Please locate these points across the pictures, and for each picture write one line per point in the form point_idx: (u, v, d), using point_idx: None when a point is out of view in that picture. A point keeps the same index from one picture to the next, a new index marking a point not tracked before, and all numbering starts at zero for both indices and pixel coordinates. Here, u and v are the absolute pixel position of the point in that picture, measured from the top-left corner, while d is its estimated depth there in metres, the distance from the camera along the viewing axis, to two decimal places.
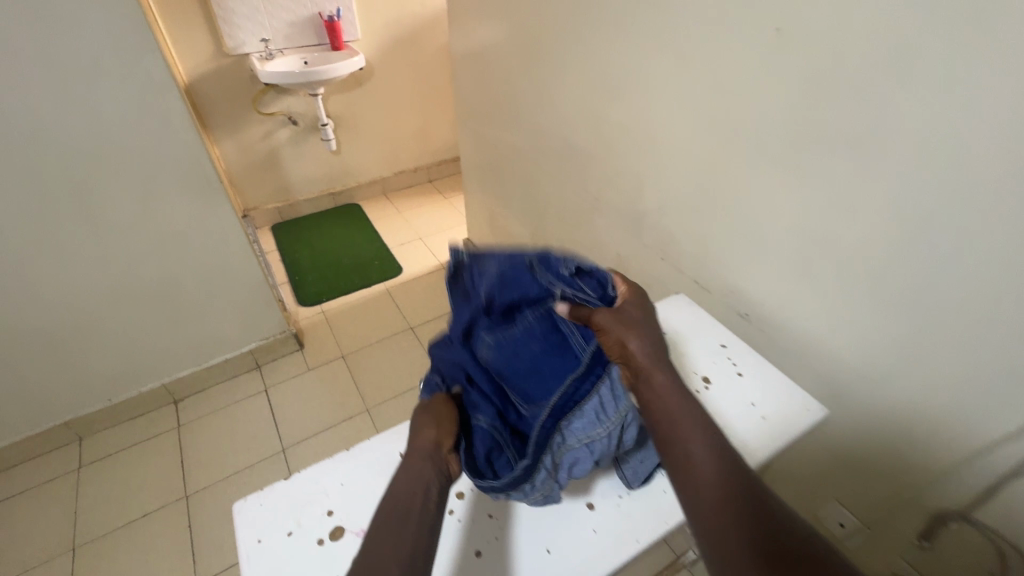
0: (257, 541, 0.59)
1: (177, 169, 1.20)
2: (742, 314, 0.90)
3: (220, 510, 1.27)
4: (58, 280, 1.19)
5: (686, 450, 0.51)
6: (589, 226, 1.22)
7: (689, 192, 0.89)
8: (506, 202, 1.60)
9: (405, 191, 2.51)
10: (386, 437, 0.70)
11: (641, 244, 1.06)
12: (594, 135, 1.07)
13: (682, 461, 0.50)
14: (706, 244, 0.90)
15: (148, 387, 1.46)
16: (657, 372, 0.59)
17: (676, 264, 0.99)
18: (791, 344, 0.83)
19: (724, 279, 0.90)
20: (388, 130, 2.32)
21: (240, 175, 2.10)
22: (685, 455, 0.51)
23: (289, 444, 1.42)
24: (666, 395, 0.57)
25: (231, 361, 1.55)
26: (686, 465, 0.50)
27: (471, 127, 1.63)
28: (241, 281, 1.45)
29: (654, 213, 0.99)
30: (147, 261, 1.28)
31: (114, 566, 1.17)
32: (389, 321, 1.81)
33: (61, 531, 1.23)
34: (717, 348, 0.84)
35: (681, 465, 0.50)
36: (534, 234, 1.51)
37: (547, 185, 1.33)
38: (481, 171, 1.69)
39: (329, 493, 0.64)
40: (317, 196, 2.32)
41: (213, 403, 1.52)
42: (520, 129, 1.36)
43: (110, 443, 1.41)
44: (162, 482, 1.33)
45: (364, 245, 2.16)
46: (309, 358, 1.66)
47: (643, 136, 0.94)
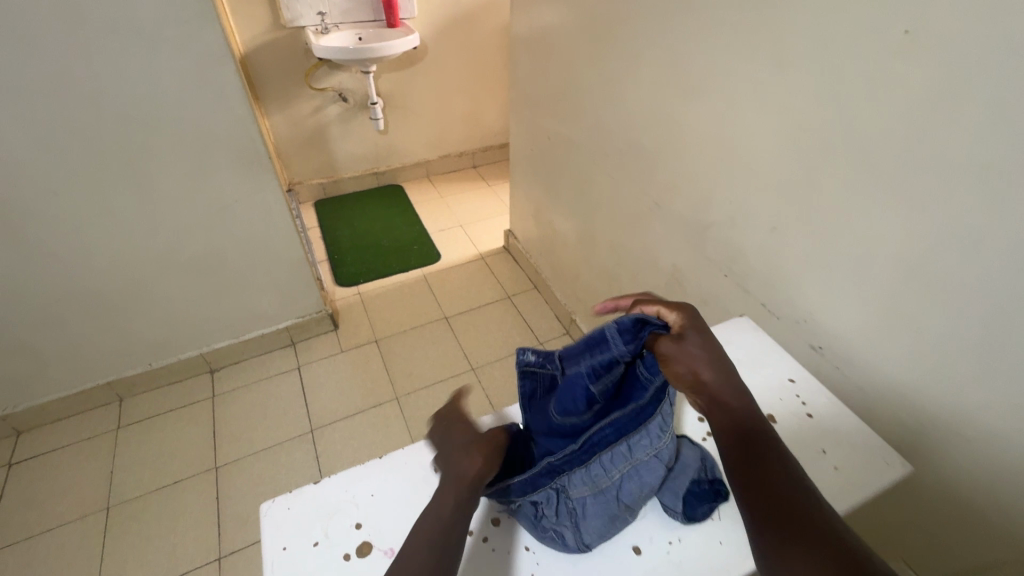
0: (282, 548, 0.56)
1: (227, 143, 1.18)
2: (811, 345, 0.81)
3: (247, 486, 1.28)
4: (107, 245, 1.20)
5: (762, 482, 0.48)
6: (645, 230, 1.15)
7: (767, 207, 0.80)
8: (555, 196, 1.53)
9: (449, 175, 2.47)
10: (421, 448, 0.66)
11: (703, 257, 0.98)
12: (660, 135, 0.99)
13: (757, 492, 0.47)
14: (780, 265, 0.82)
15: (187, 355, 1.47)
16: (729, 398, 0.56)
17: (741, 283, 0.91)
18: (868, 386, 0.75)
19: (796, 305, 0.81)
20: (437, 112, 2.27)
21: (288, 149, 2.10)
22: (760, 488, 0.48)
23: (318, 425, 1.42)
24: (739, 421, 0.54)
25: (267, 335, 1.56)
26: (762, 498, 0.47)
27: (525, 115, 1.56)
28: (283, 258, 1.44)
29: (722, 225, 0.91)
30: (193, 233, 1.28)
31: (143, 529, 1.19)
32: (424, 308, 1.78)
33: (97, 489, 1.26)
34: (784, 384, 0.76)
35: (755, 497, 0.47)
36: (582, 233, 1.44)
37: (602, 183, 1.26)
38: (531, 163, 1.63)
39: (359, 503, 0.60)
40: (361, 174, 2.30)
41: (247, 376, 1.53)
42: (578, 121, 1.29)
43: (148, 406, 1.44)
44: (194, 450, 1.35)
45: (404, 228, 2.13)
46: (343, 340, 1.65)
47: (720, 140, 0.85)
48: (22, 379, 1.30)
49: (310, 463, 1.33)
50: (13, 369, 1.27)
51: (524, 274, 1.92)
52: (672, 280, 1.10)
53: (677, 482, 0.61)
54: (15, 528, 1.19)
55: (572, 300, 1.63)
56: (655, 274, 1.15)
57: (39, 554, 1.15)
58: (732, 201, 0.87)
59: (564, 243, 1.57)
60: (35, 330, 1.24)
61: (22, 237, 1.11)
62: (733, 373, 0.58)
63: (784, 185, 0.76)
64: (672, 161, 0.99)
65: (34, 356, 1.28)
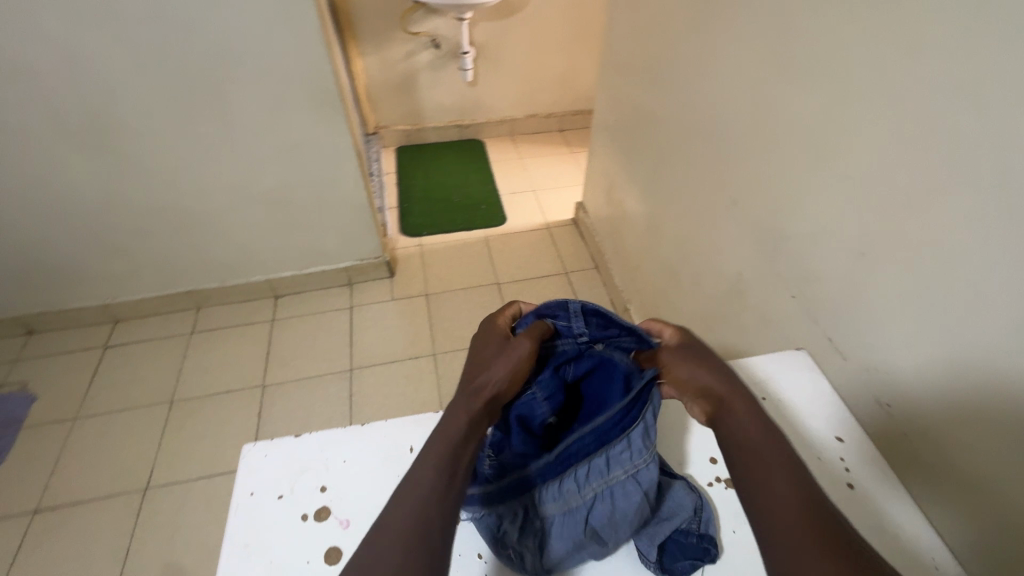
0: (250, 494, 0.58)
1: (303, 82, 1.20)
2: (876, 400, 0.67)
3: (286, 409, 1.37)
4: (191, 168, 1.29)
5: (780, 497, 0.44)
6: (714, 229, 1.01)
7: (859, 227, 0.66)
8: (630, 175, 1.41)
9: (533, 137, 2.38)
10: (402, 422, 0.65)
11: (772, 271, 0.84)
12: (752, 123, 0.85)
13: (766, 505, 0.44)
14: (860, 298, 0.67)
15: (255, 278, 1.58)
16: (737, 401, 0.53)
17: (809, 310, 0.77)
18: (939, 466, 0.60)
19: (870, 351, 0.67)
20: (530, 68, 2.16)
21: (377, 92, 2.12)
22: (776, 503, 0.44)
23: (357, 366, 1.47)
24: (747, 424, 0.50)
25: (327, 272, 1.63)
26: (770, 510, 0.44)
27: (613, 82, 1.43)
28: (347, 201, 1.47)
29: (801, 240, 0.77)
30: (267, 166, 1.34)
31: (195, 428, 1.33)
32: (479, 270, 1.76)
33: (165, 384, 1.42)
34: (830, 443, 0.66)
35: (761, 509, 0.44)
36: (650, 219, 1.32)
37: (679, 169, 1.13)
38: (612, 134, 1.50)
39: (329, 465, 0.60)
40: (445, 125, 2.29)
41: (304, 307, 1.62)
42: (665, 95, 1.15)
43: (218, 318, 1.58)
44: (248, 367, 1.46)
45: (476, 186, 2.10)
46: (396, 288, 1.69)
47: (819, 138, 0.70)
48: (119, 276, 1.47)
49: (343, 400, 1.40)
50: (113, 266, 1.45)
51: (587, 251, 1.83)
52: (734, 290, 0.97)
53: (659, 527, 0.55)
54: (100, 403, 1.38)
55: (629, 288, 1.53)
56: (717, 280, 1.03)
57: (113, 429, 1.32)
58: (818, 212, 0.73)
59: (631, 227, 1.46)
60: (132, 235, 1.39)
61: (122, 150, 1.22)
62: (736, 379, 0.55)
63: (884, 204, 0.61)
64: (759, 155, 0.84)
65: (130, 258, 1.44)
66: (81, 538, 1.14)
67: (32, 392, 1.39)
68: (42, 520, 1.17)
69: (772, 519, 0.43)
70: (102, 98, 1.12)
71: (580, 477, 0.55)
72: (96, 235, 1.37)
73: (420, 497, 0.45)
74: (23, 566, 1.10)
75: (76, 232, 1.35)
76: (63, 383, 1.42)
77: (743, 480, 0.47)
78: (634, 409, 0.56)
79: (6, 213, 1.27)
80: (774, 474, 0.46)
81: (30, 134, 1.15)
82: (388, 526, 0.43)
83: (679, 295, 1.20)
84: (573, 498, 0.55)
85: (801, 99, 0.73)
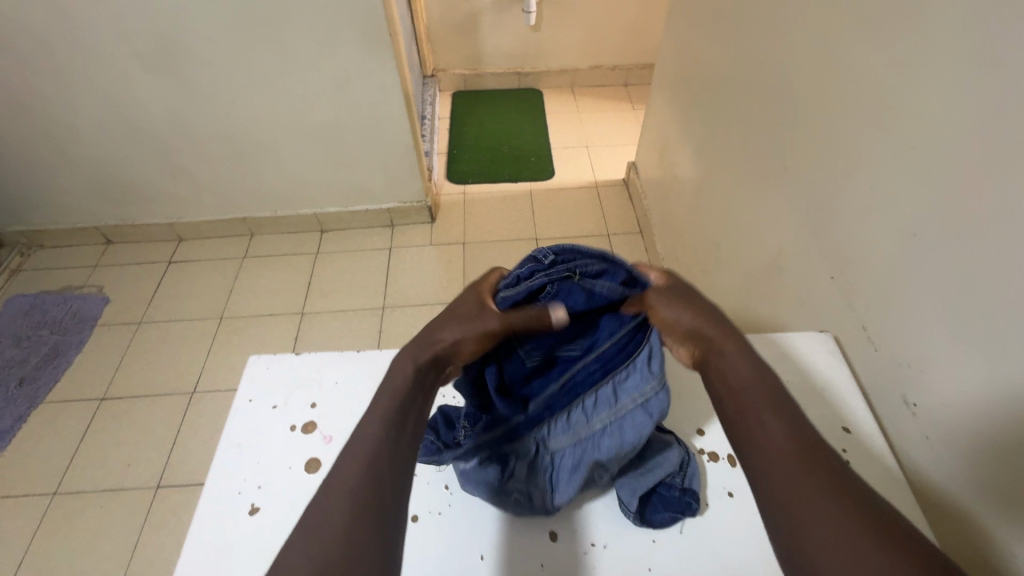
0: (248, 400, 0.62)
1: (353, 14, 1.18)
2: (902, 398, 0.61)
3: (320, 337, 1.45)
4: (248, 98, 1.34)
5: (770, 445, 0.43)
6: (761, 197, 0.93)
7: (914, 204, 0.58)
8: (685, 134, 1.31)
9: (595, 90, 2.26)
10: (395, 354, 0.66)
11: (813, 247, 0.77)
12: (818, 78, 0.75)
13: (757, 449, 0.44)
14: (902, 284, 0.60)
15: (303, 212, 1.65)
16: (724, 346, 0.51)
17: (846, 292, 0.70)
18: (958, 476, 0.55)
19: (903, 343, 0.60)
20: (599, 15, 2.03)
21: (438, 33, 2.08)
22: (766, 453, 0.43)
23: (389, 305, 1.52)
24: (733, 368, 0.50)
25: (371, 212, 1.67)
26: (764, 452, 0.43)
27: (679, 30, 1.31)
28: (393, 142, 1.48)
29: (849, 214, 0.69)
30: (317, 100, 1.36)
31: (240, 344, 1.44)
32: (519, 224, 1.74)
33: (217, 301, 1.54)
34: (835, 434, 0.65)
35: (755, 452, 0.44)
36: (698, 183, 1.23)
37: (735, 129, 1.03)
38: (671, 90, 1.39)
39: (322, 385, 0.64)
40: (504, 72, 2.22)
41: (347, 244, 1.68)
42: (730, 46, 1.04)
43: (269, 246, 1.67)
44: (290, 294, 1.55)
45: (528, 137, 2.05)
46: (435, 234, 1.71)
47: (888, 99, 0.61)
48: (183, 198, 1.58)
49: (373, 336, 1.45)
50: (178, 188, 1.55)
51: (634, 215, 1.75)
52: (773, 265, 0.90)
53: (641, 482, 0.57)
54: (161, 312, 1.52)
55: (670, 256, 1.46)
56: (757, 254, 0.95)
57: (170, 336, 1.46)
58: (874, 184, 0.64)
59: (680, 192, 1.37)
60: (194, 160, 1.48)
61: (185, 76, 1.28)
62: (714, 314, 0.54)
63: (949, 179, 0.53)
64: (819, 116, 0.75)
65: (193, 181, 1.54)
66: (137, 427, 1.29)
67: (107, 296, 1.56)
68: (107, 407, 1.33)
69: (764, 464, 0.43)
70: (166, 22, 1.17)
71: (578, 415, 0.57)
72: (163, 156, 1.47)
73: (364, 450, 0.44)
74: (90, 443, 1.26)
75: (147, 153, 1.45)
76: (132, 290, 1.57)
77: (734, 426, 0.47)
78: (631, 342, 0.57)
79: (88, 129, 1.38)
80: (765, 415, 0.45)
81: (105, 54, 1.22)
82: (338, 481, 0.42)
83: (717, 266, 1.13)
84: (573, 431, 0.57)
85: (872, 53, 0.64)
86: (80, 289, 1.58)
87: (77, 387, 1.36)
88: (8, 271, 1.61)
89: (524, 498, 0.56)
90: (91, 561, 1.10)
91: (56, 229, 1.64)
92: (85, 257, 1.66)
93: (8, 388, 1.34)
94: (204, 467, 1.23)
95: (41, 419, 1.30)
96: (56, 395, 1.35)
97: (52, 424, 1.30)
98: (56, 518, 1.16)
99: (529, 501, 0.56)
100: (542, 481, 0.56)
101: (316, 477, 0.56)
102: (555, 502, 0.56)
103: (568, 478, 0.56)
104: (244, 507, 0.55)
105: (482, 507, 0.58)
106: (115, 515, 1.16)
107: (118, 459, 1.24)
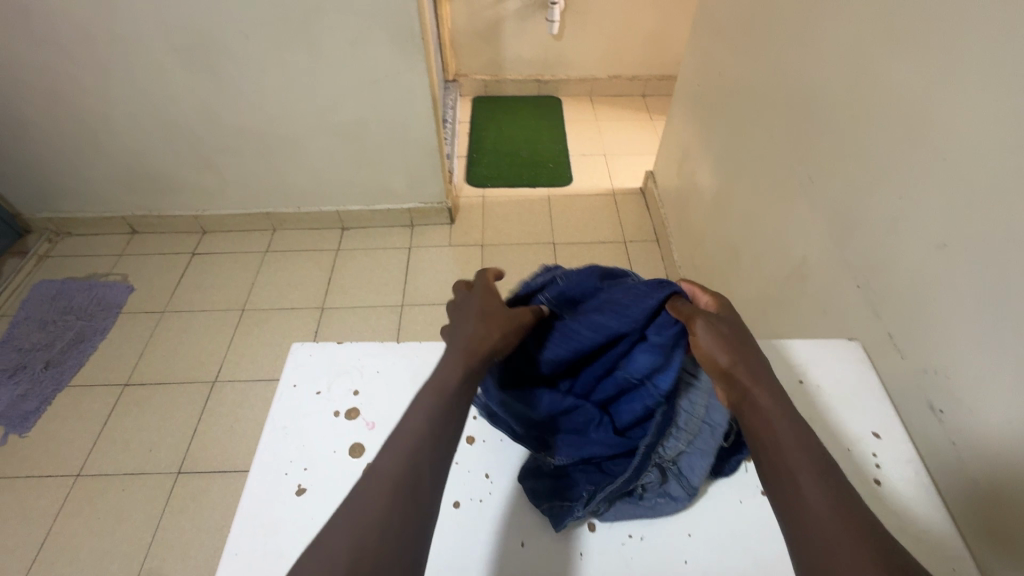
0: (292, 384, 0.65)
1: (386, 17, 1.22)
2: (929, 404, 0.62)
3: (340, 332, 1.47)
4: (281, 95, 1.37)
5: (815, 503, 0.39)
6: (785, 208, 0.95)
7: (944, 215, 0.59)
8: (707, 145, 1.33)
9: (613, 99, 2.30)
10: (434, 346, 0.69)
11: (840, 257, 0.79)
12: (847, 92, 0.77)
13: (799, 508, 0.40)
14: (931, 294, 0.61)
15: (326, 209, 1.69)
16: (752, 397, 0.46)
17: (872, 302, 0.72)
18: (985, 478, 0.55)
19: (930, 350, 0.62)
20: (620, 26, 2.07)
21: (461, 39, 2.12)
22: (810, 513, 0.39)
23: (408, 303, 1.54)
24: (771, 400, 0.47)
25: (392, 211, 1.70)
26: (799, 515, 0.39)
27: (703, 43, 1.34)
28: (418, 143, 1.51)
29: (879, 224, 0.70)
30: (345, 99, 1.39)
31: (261, 335, 1.47)
32: (537, 228, 1.76)
33: (239, 294, 1.56)
34: (865, 438, 0.65)
35: (790, 517, 0.40)
36: (720, 192, 1.26)
37: (758, 140, 1.06)
38: (694, 101, 1.42)
39: (363, 373, 0.66)
40: (524, 79, 2.26)
41: (367, 241, 1.71)
42: (756, 60, 1.06)
43: (291, 241, 1.70)
44: (311, 289, 1.58)
45: (547, 143, 2.08)
46: (454, 235, 1.73)
47: (920, 113, 0.63)
48: (210, 190, 1.62)
49: (392, 332, 1.48)
50: (206, 180, 1.59)
51: (651, 223, 1.78)
52: (796, 275, 0.91)
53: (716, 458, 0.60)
54: (184, 302, 1.54)
55: (688, 264, 1.48)
56: (779, 264, 0.97)
57: (193, 326, 1.49)
58: (904, 196, 0.66)
59: (699, 201, 1.40)
60: (222, 153, 1.51)
61: (219, 71, 1.31)
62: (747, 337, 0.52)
63: (984, 191, 0.54)
64: (848, 130, 0.77)
65: (220, 175, 1.57)
66: (159, 413, 1.31)
67: (131, 284, 1.59)
68: (130, 392, 1.35)
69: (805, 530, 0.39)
70: (204, 18, 1.20)
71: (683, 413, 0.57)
72: (192, 149, 1.50)
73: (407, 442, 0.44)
74: (113, 427, 1.29)
75: (176, 145, 1.48)
76: (156, 279, 1.60)
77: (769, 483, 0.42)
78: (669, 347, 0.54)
79: (121, 120, 1.42)
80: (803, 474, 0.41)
81: (144, 48, 1.25)
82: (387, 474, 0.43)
83: (737, 275, 1.15)
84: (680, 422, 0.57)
85: (906, 71, 0.66)
86: (105, 277, 1.61)
87: (101, 372, 1.39)
88: (35, 256, 1.64)
89: (657, 498, 0.58)
90: (112, 543, 1.12)
91: (84, 217, 1.67)
92: (111, 245, 1.69)
93: (33, 370, 1.37)
94: (224, 455, 1.24)
95: (66, 402, 1.33)
96: (80, 379, 1.37)
97: (75, 406, 1.32)
98: (77, 499, 1.18)
99: (668, 495, 0.59)
100: (670, 476, 0.58)
101: (362, 461, 0.59)
102: (687, 492, 0.58)
103: (694, 467, 0.58)
104: (292, 487, 0.57)
105: (520, 496, 0.60)
106: (136, 499, 1.18)
107: (140, 444, 1.26)
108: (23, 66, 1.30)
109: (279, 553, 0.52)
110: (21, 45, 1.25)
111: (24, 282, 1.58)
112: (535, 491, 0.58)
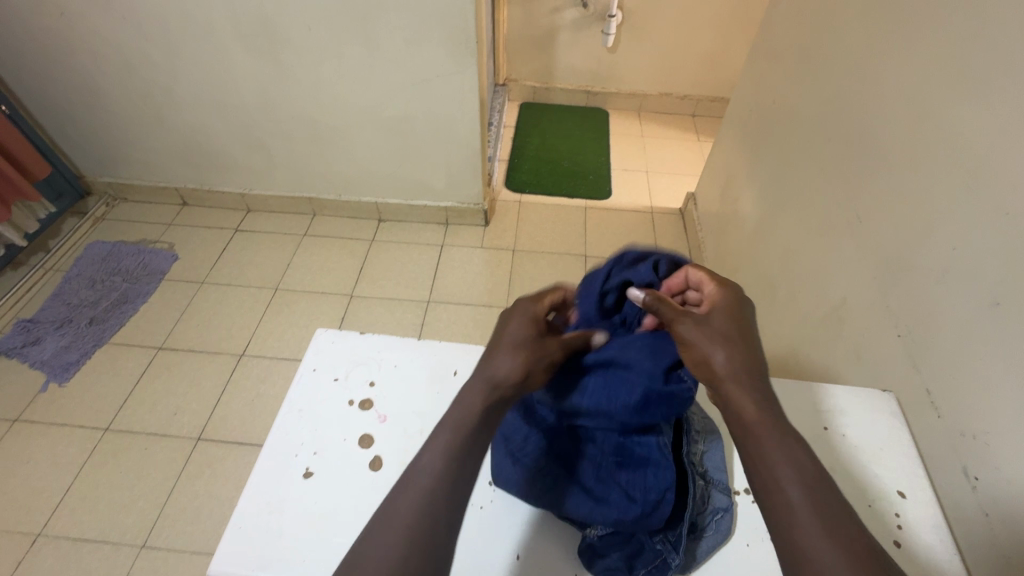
0: (312, 369, 0.67)
1: (443, 17, 1.23)
2: (963, 469, 0.59)
3: (367, 320, 1.50)
4: (335, 87, 1.41)
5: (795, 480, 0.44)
6: (828, 246, 0.92)
7: (1005, 272, 0.55)
8: (752, 172, 1.31)
9: (661, 117, 2.28)
10: (454, 347, 0.70)
11: (881, 305, 0.75)
12: (904, 135, 0.74)
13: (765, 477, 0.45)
14: (979, 355, 0.57)
15: (367, 201, 1.73)
16: (739, 386, 0.49)
17: (912, 354, 0.68)
18: (1017, 559, 0.52)
19: (970, 413, 0.58)
20: (677, 44, 2.05)
21: (514, 44, 2.13)
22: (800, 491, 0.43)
23: (433, 300, 1.56)
24: (741, 402, 0.48)
25: (430, 208, 1.73)
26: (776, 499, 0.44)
27: (761, 67, 1.31)
28: (462, 143, 1.53)
29: (924, 276, 0.67)
30: (395, 95, 1.42)
31: (289, 315, 1.51)
32: (570, 237, 1.75)
33: (274, 273, 1.62)
34: (889, 496, 0.62)
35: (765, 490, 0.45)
36: (762, 220, 1.22)
37: (807, 172, 1.02)
38: (744, 125, 1.38)
39: (381, 366, 0.68)
40: (573, 89, 2.26)
41: (401, 235, 1.74)
42: (811, 91, 1.04)
43: (329, 228, 1.75)
44: (342, 276, 1.61)
45: (589, 155, 2.07)
46: (486, 238, 1.74)
47: (985, 162, 0.60)
48: (259, 170, 1.68)
49: (414, 326, 1.49)
50: (257, 161, 1.65)
51: (685, 244, 1.74)
52: (832, 317, 0.88)
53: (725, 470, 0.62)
54: (222, 276, 1.60)
55: None
56: (816, 303, 0.94)
57: (227, 299, 1.54)
58: (956, 249, 0.63)
59: (739, 228, 1.36)
60: (274, 137, 1.57)
61: (280, 59, 1.36)
62: (752, 366, 0.50)
63: None
64: (902, 173, 0.74)
65: (269, 156, 1.63)
66: (186, 379, 1.36)
67: (176, 253, 1.66)
68: (163, 355, 1.41)
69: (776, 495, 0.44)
70: (271, 6, 1.24)
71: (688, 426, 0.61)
72: (247, 131, 1.56)
73: (427, 485, 0.45)
74: (142, 387, 1.34)
75: (232, 124, 1.55)
76: (199, 251, 1.67)
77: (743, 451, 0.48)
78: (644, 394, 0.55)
79: (185, 96, 1.49)
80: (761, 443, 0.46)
81: (213, 32, 1.32)
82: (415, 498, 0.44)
83: (773, 309, 1.12)
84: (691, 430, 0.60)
85: (970, 118, 0.62)
86: (153, 244, 1.68)
87: (138, 334, 1.45)
88: (93, 217, 1.74)
89: (715, 515, 0.56)
90: (129, 498, 1.16)
91: (141, 185, 1.77)
92: (162, 215, 1.78)
93: (78, 325, 1.45)
94: (242, 427, 1.28)
95: (103, 359, 1.39)
96: (119, 338, 1.44)
97: (111, 364, 1.39)
98: (103, 452, 1.23)
99: (718, 510, 0.57)
100: (712, 484, 0.58)
101: (369, 453, 0.60)
102: (729, 494, 0.58)
103: (714, 459, 0.61)
104: (300, 470, 0.58)
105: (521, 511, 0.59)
106: (156, 459, 1.22)
107: (165, 406, 1.31)
108: (101, 40, 1.37)
109: (280, 531, 0.54)
110: (101, 21, 1.32)
111: (79, 242, 1.68)
112: (618, 568, 0.54)
